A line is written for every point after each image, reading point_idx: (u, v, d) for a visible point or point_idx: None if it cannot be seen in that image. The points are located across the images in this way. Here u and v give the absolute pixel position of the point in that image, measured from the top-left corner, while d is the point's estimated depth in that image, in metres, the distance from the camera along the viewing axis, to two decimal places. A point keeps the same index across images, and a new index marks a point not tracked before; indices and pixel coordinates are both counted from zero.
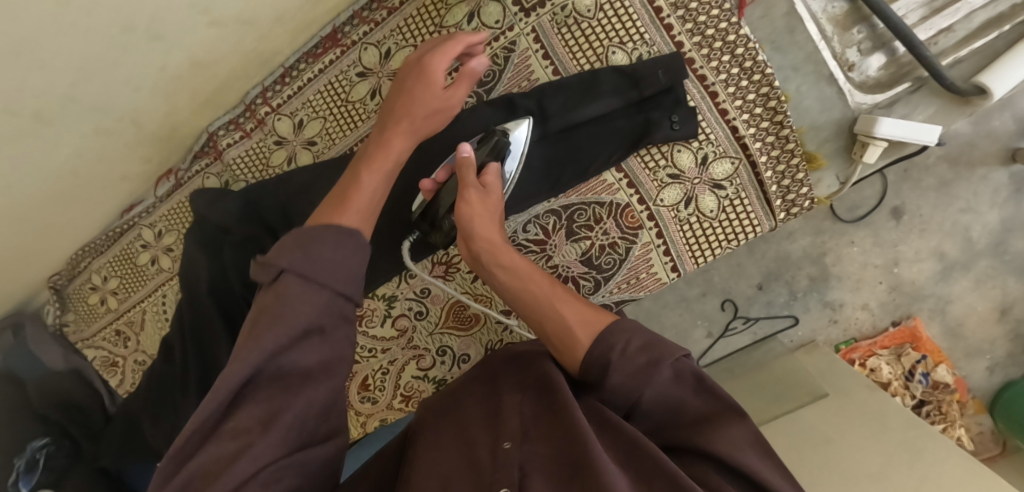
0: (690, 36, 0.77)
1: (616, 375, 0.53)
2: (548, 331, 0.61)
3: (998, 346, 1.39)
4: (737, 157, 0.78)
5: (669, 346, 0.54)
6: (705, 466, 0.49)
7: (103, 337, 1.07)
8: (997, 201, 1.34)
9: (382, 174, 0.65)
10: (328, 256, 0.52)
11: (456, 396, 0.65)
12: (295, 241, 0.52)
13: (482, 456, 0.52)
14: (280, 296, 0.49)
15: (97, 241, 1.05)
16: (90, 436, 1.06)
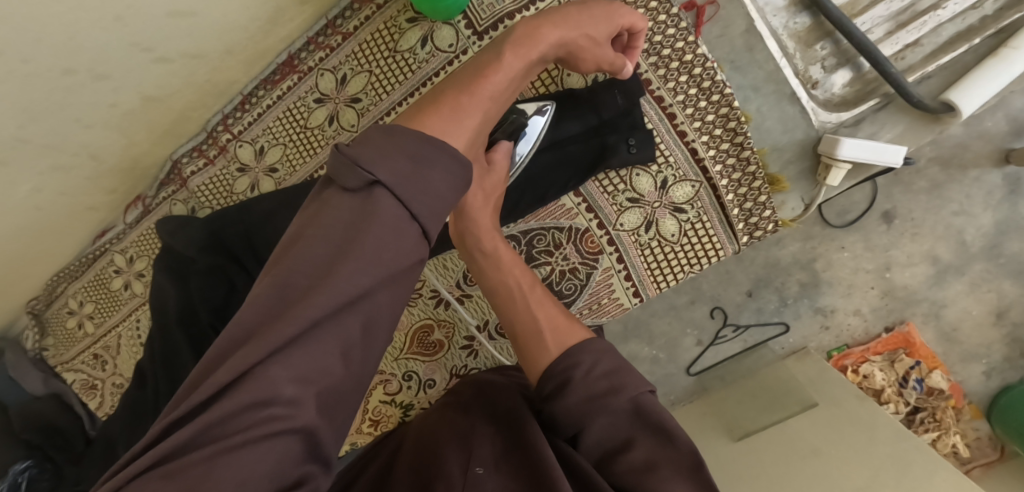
0: (646, 57, 0.75)
1: (576, 395, 0.51)
2: (520, 332, 0.61)
3: (996, 350, 1.35)
4: (697, 180, 0.76)
5: (635, 379, 0.50)
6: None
7: (82, 361, 1.10)
8: (991, 203, 1.31)
9: (521, 71, 0.51)
10: (433, 186, 0.39)
11: (437, 418, 0.64)
12: (405, 150, 0.39)
13: (452, 474, 0.50)
14: (368, 216, 0.37)
15: (72, 266, 1.07)
16: (72, 460, 1.08)
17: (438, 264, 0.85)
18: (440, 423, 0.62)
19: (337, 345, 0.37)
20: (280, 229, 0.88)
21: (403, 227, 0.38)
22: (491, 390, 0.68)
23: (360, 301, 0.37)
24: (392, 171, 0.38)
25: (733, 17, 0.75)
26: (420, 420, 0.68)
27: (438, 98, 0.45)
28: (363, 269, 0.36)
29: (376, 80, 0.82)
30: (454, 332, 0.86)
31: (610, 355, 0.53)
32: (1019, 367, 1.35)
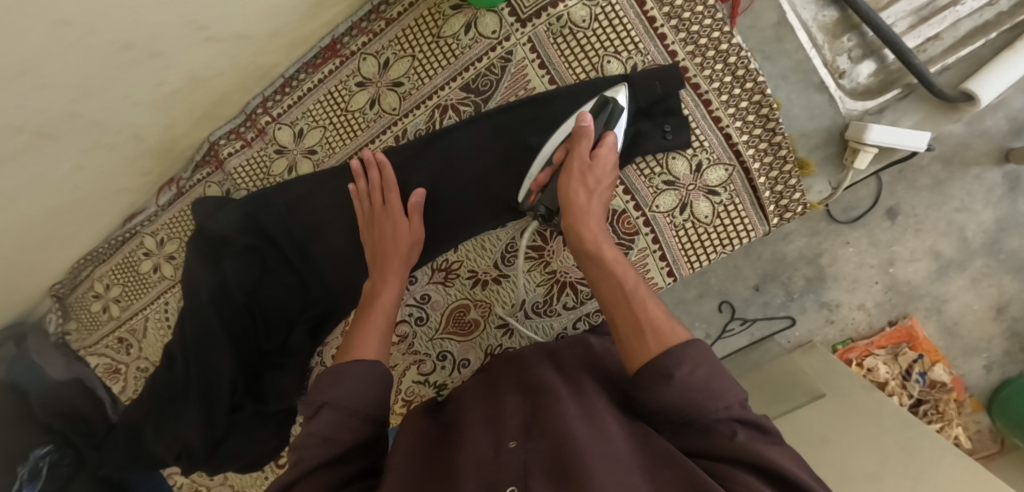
0: (684, 45, 0.78)
1: (674, 393, 0.54)
2: (618, 321, 0.62)
3: (996, 345, 1.40)
4: (731, 164, 0.80)
5: (732, 387, 0.55)
6: (743, 472, 0.52)
7: (106, 345, 1.11)
8: (991, 200, 1.36)
9: (393, 290, 0.80)
10: (350, 385, 0.68)
11: (462, 403, 0.74)
12: (328, 381, 0.68)
13: (490, 453, 0.58)
14: (323, 425, 0.65)
15: (99, 249, 1.06)
16: (93, 445, 1.10)
17: (476, 244, 0.87)
18: (466, 406, 0.72)
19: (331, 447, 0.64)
20: (317, 213, 0.91)
21: (351, 417, 0.66)
22: (529, 369, 0.74)
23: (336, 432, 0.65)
24: (334, 391, 0.66)
25: (764, 10, 0.78)
26: (462, 400, 0.75)
27: (348, 348, 0.73)
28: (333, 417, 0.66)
29: (419, 65, 0.84)
30: (489, 311, 0.88)
31: (709, 358, 0.55)
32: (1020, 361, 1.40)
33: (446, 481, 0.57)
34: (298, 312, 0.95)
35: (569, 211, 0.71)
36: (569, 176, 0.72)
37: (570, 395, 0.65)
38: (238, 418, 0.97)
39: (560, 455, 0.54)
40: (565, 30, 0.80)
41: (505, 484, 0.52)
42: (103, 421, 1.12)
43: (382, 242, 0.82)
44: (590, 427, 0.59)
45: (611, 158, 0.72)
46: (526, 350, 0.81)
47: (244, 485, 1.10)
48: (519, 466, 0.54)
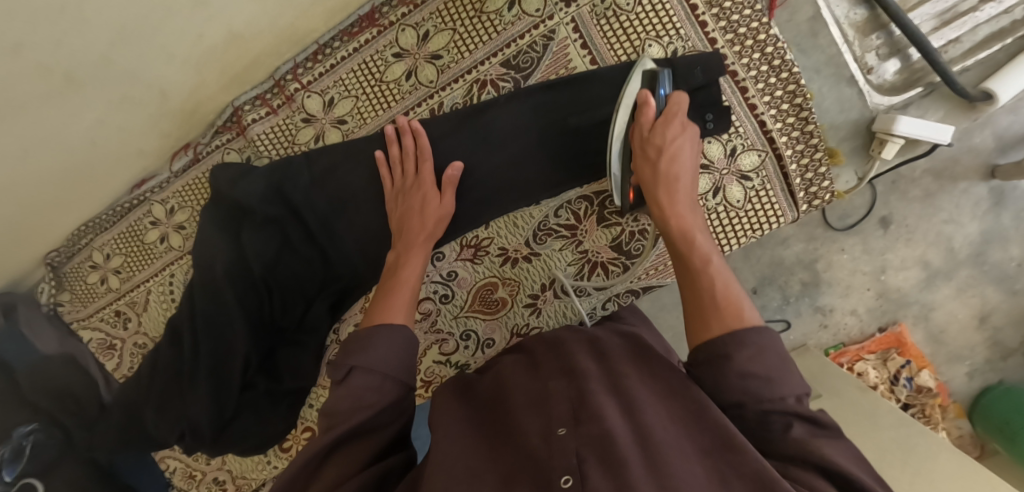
0: (724, 33, 0.80)
1: (730, 376, 0.56)
2: (692, 290, 0.63)
3: (979, 353, 1.45)
4: (764, 150, 0.82)
5: (791, 383, 0.56)
6: (807, 468, 0.53)
7: (102, 318, 1.07)
8: (978, 213, 1.38)
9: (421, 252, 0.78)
10: (379, 351, 0.66)
11: (502, 385, 0.73)
12: (357, 345, 0.67)
13: (538, 442, 0.58)
14: (355, 389, 0.64)
15: (102, 216, 1.01)
16: (83, 425, 1.04)
17: (508, 221, 0.86)
18: (508, 389, 0.71)
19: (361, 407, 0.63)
20: (342, 186, 0.89)
21: (381, 381, 0.65)
22: (569, 349, 0.73)
23: (366, 393, 0.64)
24: (365, 355, 0.65)
25: (800, 5, 0.81)
26: (499, 382, 0.74)
27: (377, 308, 0.72)
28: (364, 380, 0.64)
29: (459, 39, 0.84)
30: (518, 290, 0.87)
31: (773, 348, 0.57)
32: (1000, 370, 1.45)
33: (499, 472, 0.57)
34: (317, 289, 0.92)
35: (648, 188, 0.72)
36: (637, 154, 0.74)
37: (615, 384, 0.65)
38: (248, 396, 0.94)
39: (609, 444, 0.54)
40: (609, 12, 0.81)
41: (557, 472, 0.53)
42: (95, 403, 1.07)
43: (410, 215, 0.80)
44: (639, 417, 0.59)
45: (683, 123, 0.73)
46: (562, 334, 0.79)
47: (241, 470, 1.05)
48: (572, 454, 0.54)
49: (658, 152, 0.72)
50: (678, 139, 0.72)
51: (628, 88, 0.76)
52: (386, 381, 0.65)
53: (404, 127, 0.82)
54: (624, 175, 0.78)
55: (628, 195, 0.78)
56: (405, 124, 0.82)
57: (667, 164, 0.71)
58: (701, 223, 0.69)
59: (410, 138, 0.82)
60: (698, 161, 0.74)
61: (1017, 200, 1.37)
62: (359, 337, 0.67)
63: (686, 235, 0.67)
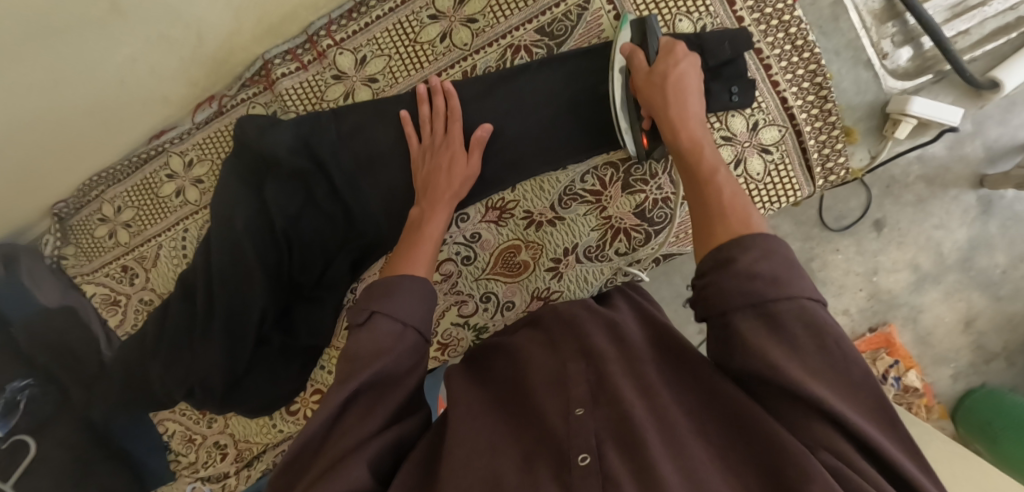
0: (750, 13, 0.83)
1: (736, 279, 0.55)
2: (702, 197, 0.64)
3: (963, 356, 1.43)
4: (784, 126, 0.85)
5: (801, 285, 0.54)
6: (817, 422, 0.52)
7: (107, 273, 1.05)
8: (967, 220, 1.38)
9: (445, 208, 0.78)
10: (402, 299, 0.65)
11: (517, 358, 0.74)
12: (380, 291, 0.66)
13: (556, 421, 0.60)
14: (376, 334, 0.62)
15: (117, 166, 1.00)
16: (79, 383, 1.01)
17: (534, 185, 0.88)
18: (524, 364, 0.72)
19: (375, 355, 0.60)
20: (368, 144, 0.89)
21: (401, 330, 0.63)
22: (584, 325, 0.73)
23: (385, 342, 0.62)
24: (388, 302, 0.64)
25: None
26: (516, 357, 0.75)
27: (401, 256, 0.72)
28: (384, 328, 0.63)
29: (496, 4, 0.86)
30: (541, 253, 0.89)
31: (780, 251, 0.56)
32: (984, 373, 1.43)
33: (520, 451, 0.60)
34: (336, 247, 0.92)
35: (656, 113, 0.73)
36: (640, 87, 0.75)
37: (633, 362, 0.66)
38: (261, 351, 0.93)
39: (629, 425, 0.57)
40: None
41: (575, 451, 0.56)
42: (95, 360, 1.03)
43: (437, 171, 0.80)
44: (656, 397, 0.61)
45: (690, 62, 0.75)
46: (575, 309, 0.78)
47: (244, 433, 1.06)
48: (590, 435, 0.58)
49: (662, 76, 0.74)
50: (680, 63, 0.74)
51: (620, 37, 0.80)
52: (405, 334, 0.64)
53: (436, 88, 0.83)
54: (631, 122, 0.79)
55: (640, 140, 0.79)
56: (438, 85, 0.83)
57: (673, 84, 0.73)
58: (707, 135, 0.71)
59: (440, 99, 0.83)
60: (701, 85, 0.76)
61: (1005, 209, 1.37)
62: (383, 283, 0.66)
63: (695, 144, 0.69)
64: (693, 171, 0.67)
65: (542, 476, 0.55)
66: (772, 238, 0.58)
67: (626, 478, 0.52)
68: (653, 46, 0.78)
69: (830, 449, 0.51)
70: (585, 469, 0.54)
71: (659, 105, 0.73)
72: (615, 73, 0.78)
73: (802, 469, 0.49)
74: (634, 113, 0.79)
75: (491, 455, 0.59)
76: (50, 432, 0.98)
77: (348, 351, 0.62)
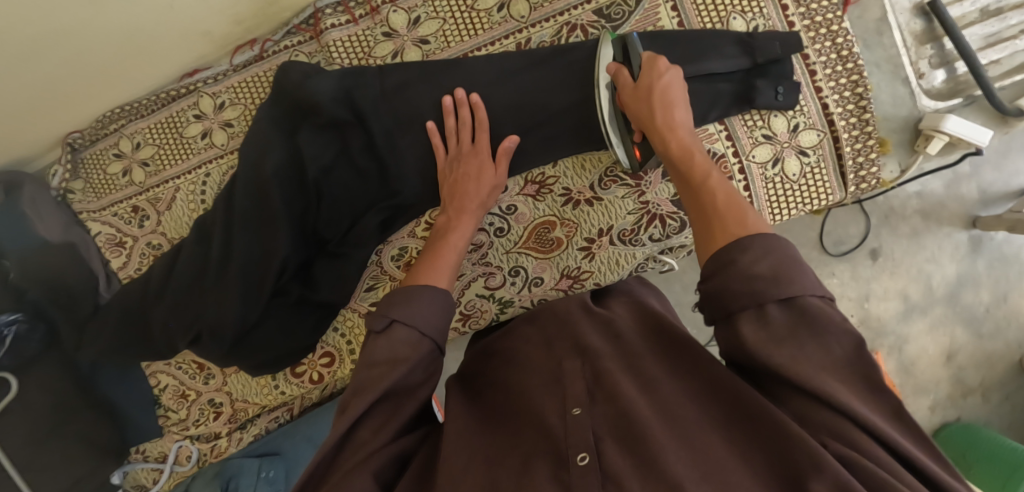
0: (801, 18, 0.86)
1: (735, 279, 0.54)
2: (697, 205, 0.64)
3: (942, 388, 1.43)
4: (823, 131, 0.87)
5: (806, 281, 0.52)
6: (825, 411, 0.49)
7: (115, 212, 1.01)
8: (957, 256, 1.40)
9: (468, 221, 0.80)
10: (422, 307, 0.64)
11: (517, 361, 0.74)
12: (397, 299, 0.65)
13: (554, 422, 0.60)
14: (393, 341, 0.61)
15: (143, 101, 0.96)
16: (73, 326, 0.96)
17: (576, 163, 0.88)
18: (523, 366, 0.72)
19: (391, 364, 0.59)
20: (411, 104, 0.88)
21: (419, 339, 0.63)
22: (579, 329, 0.74)
23: (401, 349, 0.61)
24: (406, 309, 0.64)
25: (870, 5, 0.88)
26: (515, 360, 0.74)
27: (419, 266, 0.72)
28: (403, 337, 0.62)
29: None
30: (575, 232, 0.89)
31: (780, 251, 0.54)
32: (960, 407, 1.43)
33: (517, 451, 0.59)
34: (366, 206, 0.90)
35: (646, 128, 0.75)
36: (628, 105, 0.77)
37: (631, 362, 0.66)
38: (277, 303, 0.89)
39: (629, 424, 0.56)
40: None
41: (574, 450, 0.55)
42: (91, 302, 0.98)
43: (465, 180, 0.82)
44: (655, 393, 0.60)
45: (677, 76, 0.76)
46: (570, 307, 0.80)
47: (243, 393, 1.01)
48: (589, 434, 0.57)
49: (648, 90, 0.74)
50: (665, 74, 0.75)
51: (603, 53, 0.82)
52: (423, 344, 0.62)
53: (464, 100, 0.83)
54: (624, 136, 0.81)
55: (634, 153, 0.81)
56: (464, 97, 0.83)
57: (660, 98, 0.74)
58: (697, 143, 0.71)
59: (467, 111, 0.83)
60: (687, 96, 0.76)
61: (993, 249, 1.40)
62: (402, 290, 0.66)
63: (686, 154, 0.69)
64: (686, 181, 0.67)
65: (541, 473, 0.55)
66: (776, 237, 0.56)
67: (627, 474, 0.52)
68: (635, 62, 0.79)
69: (837, 436, 0.48)
70: (584, 468, 0.53)
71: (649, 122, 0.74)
72: (603, 90, 0.81)
73: (813, 457, 0.46)
74: (624, 127, 0.81)
75: (489, 465, 0.58)
76: (36, 372, 0.93)
77: (365, 359, 0.61)
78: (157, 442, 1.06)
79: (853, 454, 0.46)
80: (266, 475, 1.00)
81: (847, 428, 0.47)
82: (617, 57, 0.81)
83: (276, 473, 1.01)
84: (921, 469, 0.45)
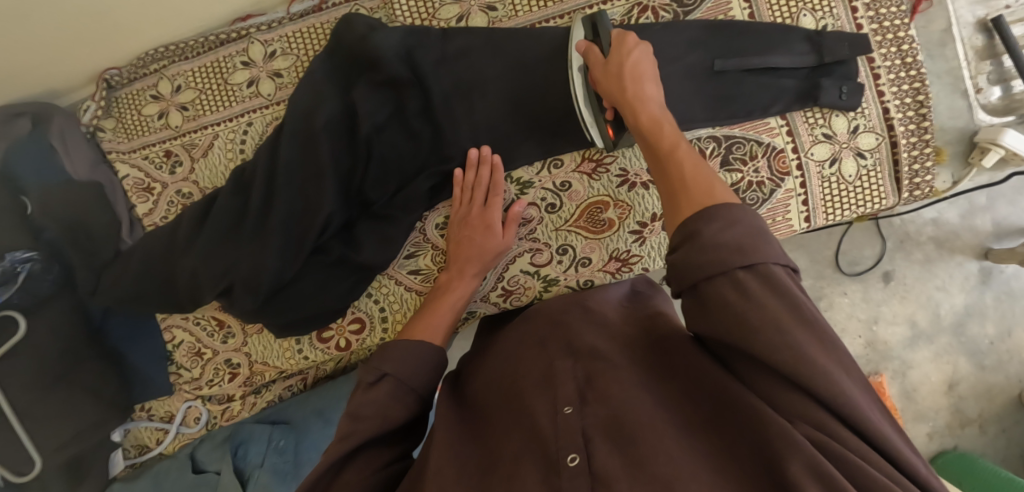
0: (869, 22, 0.86)
1: (704, 248, 0.48)
2: (663, 177, 0.58)
3: (941, 417, 1.30)
4: (882, 135, 0.87)
5: (770, 248, 0.48)
6: (800, 396, 0.45)
7: (146, 156, 0.96)
8: (967, 287, 1.29)
9: (468, 280, 0.82)
10: (415, 364, 0.67)
11: (512, 355, 0.72)
12: (393, 352, 0.67)
13: (544, 421, 0.57)
14: (383, 395, 0.63)
15: (190, 42, 0.93)
16: (91, 267, 0.91)
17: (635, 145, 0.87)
18: (517, 361, 0.70)
19: (377, 417, 0.61)
20: (472, 69, 0.85)
21: (407, 394, 0.65)
22: (573, 327, 0.72)
23: (390, 402, 0.63)
24: (401, 366, 0.65)
25: (936, 16, 0.89)
26: (505, 359, 0.72)
27: (415, 323, 0.75)
28: (393, 391, 0.64)
29: None
30: (627, 214, 0.87)
31: (745, 219, 0.49)
32: (958, 437, 1.29)
33: (509, 451, 0.57)
34: (415, 169, 0.87)
35: (618, 104, 0.70)
36: (600, 81, 0.73)
37: (623, 360, 0.63)
38: (315, 260, 0.86)
39: (619, 424, 0.54)
40: None
41: (564, 451, 0.53)
42: (111, 246, 0.93)
43: (470, 240, 0.82)
44: (642, 391, 0.58)
45: (646, 52, 0.72)
46: (568, 306, 0.79)
47: (263, 355, 0.97)
48: (579, 433, 0.54)
49: (619, 66, 0.71)
50: (633, 51, 0.71)
51: (574, 36, 0.81)
52: (409, 401, 0.65)
53: (484, 159, 0.82)
54: (595, 115, 0.78)
55: (606, 132, 0.78)
56: (488, 156, 0.83)
57: (630, 73, 0.70)
58: (668, 115, 0.66)
59: (487, 171, 0.82)
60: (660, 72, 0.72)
61: (1002, 283, 1.29)
62: (398, 345, 0.68)
63: (654, 125, 0.64)
64: (653, 151, 0.62)
65: (529, 478, 0.52)
66: (744, 209, 0.51)
67: (616, 475, 0.49)
68: (605, 42, 0.77)
69: (808, 419, 0.45)
70: (574, 470, 0.51)
71: (618, 94, 0.69)
72: (576, 73, 0.78)
73: (788, 441, 0.44)
74: (597, 106, 0.78)
75: (479, 476, 0.56)
76: (44, 312, 0.87)
77: (356, 402, 0.63)
78: (165, 402, 1.01)
79: (824, 439, 0.43)
80: (277, 444, 0.96)
81: (819, 413, 0.45)
82: (588, 37, 0.80)
83: (286, 443, 0.97)
84: (889, 450, 0.44)
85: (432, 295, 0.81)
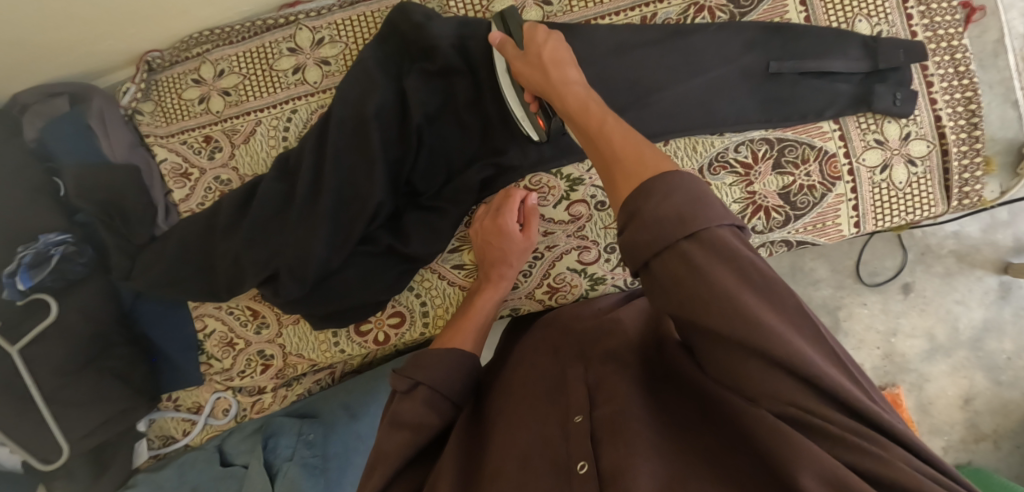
0: (924, 29, 0.86)
1: (640, 228, 0.42)
2: (599, 157, 0.53)
3: (957, 431, 1.26)
4: (933, 142, 0.87)
5: (713, 210, 0.41)
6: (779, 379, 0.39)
7: (184, 141, 0.94)
8: (986, 302, 1.24)
9: (495, 290, 0.82)
10: (446, 373, 0.64)
11: (526, 364, 0.70)
12: (424, 361, 0.65)
13: (555, 431, 0.55)
14: (419, 404, 0.61)
15: (234, 27, 0.92)
16: (124, 252, 0.89)
17: (689, 144, 0.86)
18: (530, 369, 0.68)
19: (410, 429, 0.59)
20: None
21: (442, 403, 0.63)
22: (584, 334, 0.70)
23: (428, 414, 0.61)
24: (434, 373, 0.63)
25: (989, 27, 0.90)
26: (520, 365, 0.70)
27: (443, 336, 0.75)
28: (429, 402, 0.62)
29: None
30: None
31: (686, 186, 0.43)
32: (972, 452, 1.25)
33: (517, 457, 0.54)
34: (464, 162, 0.86)
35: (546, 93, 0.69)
36: (522, 73, 0.73)
37: (632, 361, 0.60)
38: (361, 251, 0.85)
39: (625, 425, 0.51)
40: None
41: (575, 459, 0.51)
42: (145, 233, 0.90)
43: (489, 249, 0.82)
44: (654, 395, 0.55)
45: (559, 42, 0.73)
46: (582, 314, 0.78)
47: (298, 347, 0.95)
48: (589, 441, 0.52)
49: (538, 58, 0.71)
50: (546, 42, 0.72)
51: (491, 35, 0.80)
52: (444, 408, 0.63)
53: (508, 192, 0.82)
54: (524, 110, 0.78)
55: (538, 124, 0.79)
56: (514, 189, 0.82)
57: (549, 62, 0.70)
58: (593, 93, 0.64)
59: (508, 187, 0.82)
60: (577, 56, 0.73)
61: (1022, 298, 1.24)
62: (428, 354, 0.66)
63: (583, 109, 0.61)
64: (587, 135, 0.57)
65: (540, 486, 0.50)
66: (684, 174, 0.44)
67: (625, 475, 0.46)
68: (518, 35, 0.77)
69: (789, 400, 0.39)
70: (584, 477, 0.49)
71: (543, 83, 0.69)
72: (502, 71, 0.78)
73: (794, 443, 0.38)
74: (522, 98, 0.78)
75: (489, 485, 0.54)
76: (74, 296, 0.85)
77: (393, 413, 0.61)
78: (192, 392, 0.98)
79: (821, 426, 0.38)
80: (306, 437, 0.94)
81: (808, 400, 0.38)
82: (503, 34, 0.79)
83: (315, 436, 0.94)
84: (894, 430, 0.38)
85: (459, 309, 0.81)
